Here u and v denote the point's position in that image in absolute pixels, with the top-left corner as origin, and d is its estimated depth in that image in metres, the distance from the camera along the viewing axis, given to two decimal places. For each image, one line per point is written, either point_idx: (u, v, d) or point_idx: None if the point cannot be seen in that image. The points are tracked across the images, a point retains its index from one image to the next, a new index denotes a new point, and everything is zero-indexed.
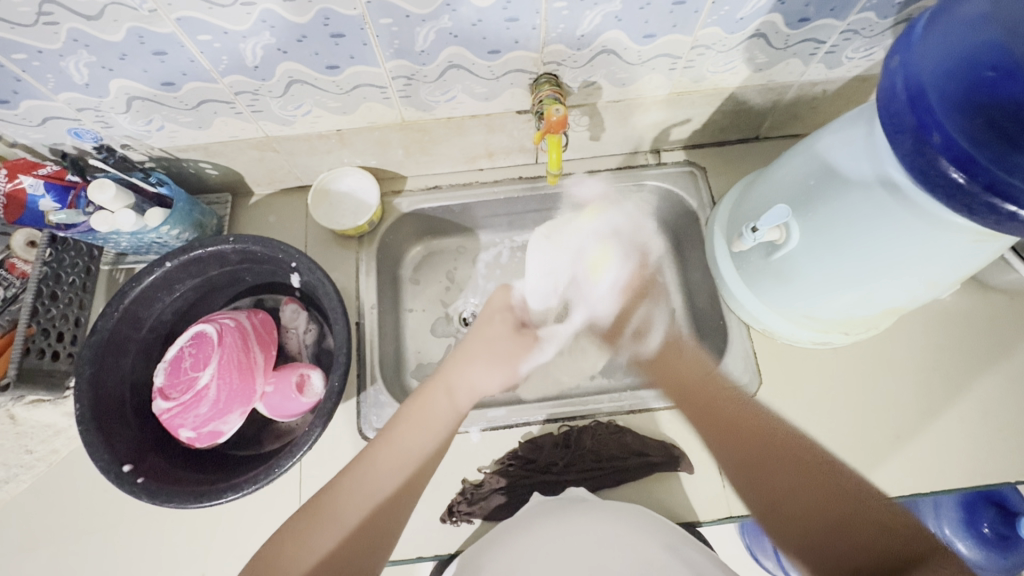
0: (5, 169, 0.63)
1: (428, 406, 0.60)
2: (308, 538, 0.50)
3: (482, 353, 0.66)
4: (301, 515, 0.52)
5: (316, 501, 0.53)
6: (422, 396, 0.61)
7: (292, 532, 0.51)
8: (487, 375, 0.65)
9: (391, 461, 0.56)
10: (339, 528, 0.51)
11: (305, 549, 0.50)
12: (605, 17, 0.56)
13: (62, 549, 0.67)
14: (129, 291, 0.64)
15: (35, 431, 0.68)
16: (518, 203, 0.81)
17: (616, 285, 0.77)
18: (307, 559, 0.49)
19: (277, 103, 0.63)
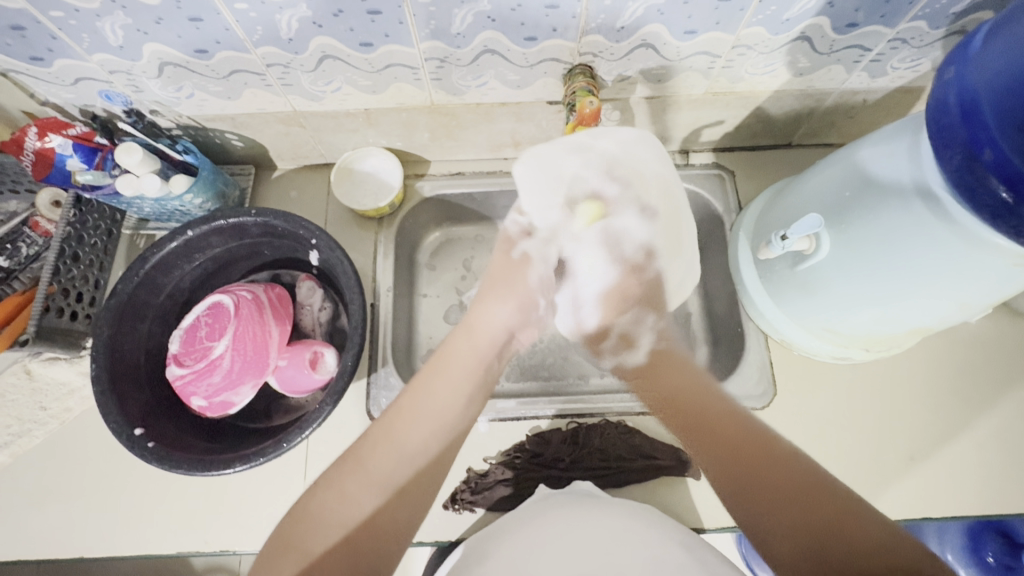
0: (36, 128, 0.63)
1: (457, 367, 0.58)
2: (342, 488, 0.48)
3: (493, 292, 0.65)
4: (332, 473, 0.49)
5: (349, 455, 0.51)
6: (449, 355, 0.59)
7: (327, 480, 0.49)
8: (503, 311, 0.64)
9: (421, 424, 0.53)
10: (370, 492, 0.49)
11: (338, 506, 0.47)
12: (648, 10, 0.55)
13: (69, 505, 0.68)
14: (150, 256, 0.65)
15: (51, 388, 0.70)
16: None
17: (603, 290, 0.70)
18: (347, 512, 0.47)
19: (308, 78, 0.63)
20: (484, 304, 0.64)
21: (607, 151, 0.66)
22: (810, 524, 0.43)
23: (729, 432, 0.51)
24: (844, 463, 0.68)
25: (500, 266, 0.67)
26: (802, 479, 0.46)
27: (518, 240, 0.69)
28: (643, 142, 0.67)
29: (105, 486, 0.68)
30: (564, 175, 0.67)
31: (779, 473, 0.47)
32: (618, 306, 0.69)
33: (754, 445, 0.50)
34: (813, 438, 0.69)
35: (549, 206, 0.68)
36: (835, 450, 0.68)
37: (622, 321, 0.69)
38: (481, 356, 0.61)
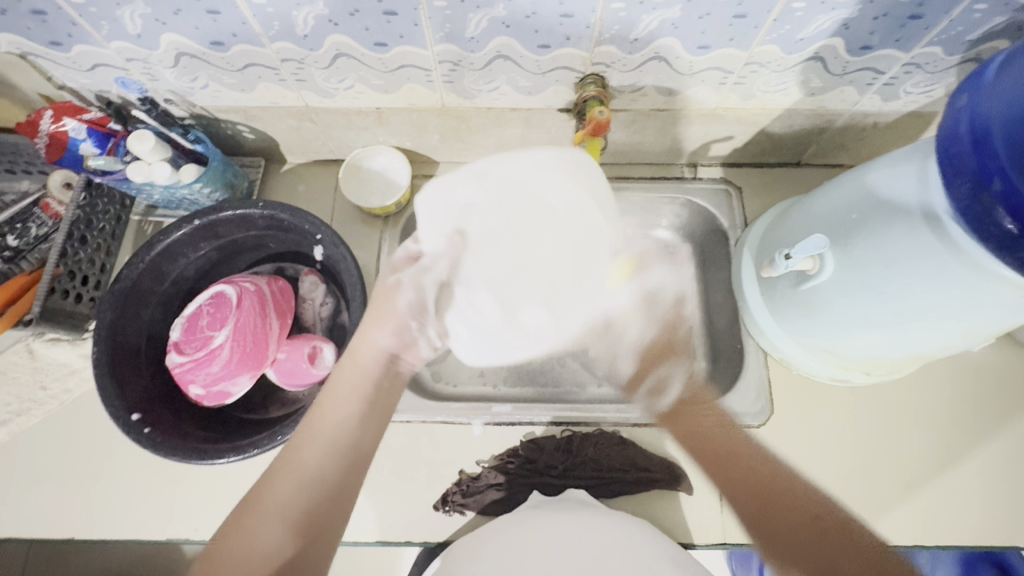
0: (51, 111, 0.64)
1: (346, 394, 0.55)
2: (246, 528, 0.47)
3: (375, 312, 0.61)
4: (235, 515, 0.48)
5: (252, 496, 0.49)
6: (341, 381, 0.56)
7: (235, 520, 0.48)
8: (381, 334, 0.59)
9: (312, 451, 0.51)
10: (276, 530, 0.47)
11: (242, 545, 0.46)
12: (662, 23, 0.55)
13: (65, 485, 0.68)
14: (157, 244, 0.65)
15: (51, 368, 0.70)
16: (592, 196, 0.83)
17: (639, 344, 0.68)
18: (249, 550, 0.45)
19: (321, 74, 0.63)
20: (366, 325, 0.60)
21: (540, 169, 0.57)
22: (801, 539, 0.48)
23: (726, 454, 0.56)
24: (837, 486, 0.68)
25: (381, 290, 0.62)
26: (799, 495, 0.51)
27: (411, 263, 0.63)
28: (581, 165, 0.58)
29: (99, 469, 0.69)
30: (461, 199, 0.60)
31: (779, 491, 0.52)
32: (655, 359, 0.66)
33: (744, 464, 0.55)
34: (808, 459, 0.69)
35: (440, 235, 0.61)
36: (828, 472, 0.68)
37: (655, 373, 0.66)
38: (368, 377, 0.57)
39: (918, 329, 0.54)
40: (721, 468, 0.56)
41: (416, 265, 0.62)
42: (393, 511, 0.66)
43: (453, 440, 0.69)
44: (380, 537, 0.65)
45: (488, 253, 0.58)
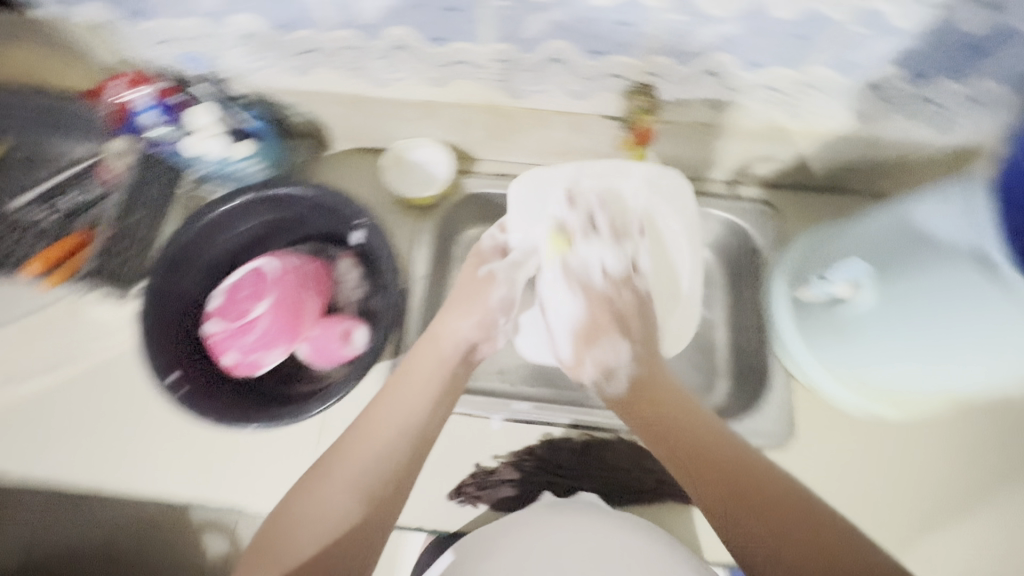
0: (124, 78, 0.68)
1: (416, 379, 0.65)
2: (317, 496, 0.56)
3: (456, 307, 0.72)
4: (305, 481, 0.57)
5: (327, 459, 0.59)
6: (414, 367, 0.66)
7: (302, 486, 0.57)
8: (464, 325, 0.71)
9: (381, 432, 0.60)
10: (350, 490, 0.56)
11: (314, 511, 0.55)
12: (718, 38, 0.55)
13: (92, 440, 0.70)
14: (208, 214, 0.70)
15: (94, 326, 0.73)
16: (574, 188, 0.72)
17: (574, 325, 0.72)
18: (319, 512, 0.55)
19: (378, 64, 0.65)
20: (446, 317, 0.71)
21: (631, 188, 0.72)
22: (762, 522, 0.54)
23: (705, 448, 0.59)
24: (856, 518, 0.66)
25: (466, 284, 0.74)
26: (763, 483, 0.56)
27: (500, 258, 0.74)
28: (656, 184, 0.72)
29: (128, 427, 0.71)
30: (558, 199, 0.72)
31: (747, 480, 0.56)
32: (589, 338, 0.71)
33: (720, 454, 0.59)
34: (827, 490, 0.67)
35: (529, 229, 0.72)
36: (846, 505, 0.67)
37: (596, 352, 0.71)
38: (438, 366, 0.67)
39: (952, 371, 0.54)
40: (700, 458, 0.59)
41: (512, 260, 0.74)
42: (406, 498, 0.67)
43: (471, 434, 0.70)
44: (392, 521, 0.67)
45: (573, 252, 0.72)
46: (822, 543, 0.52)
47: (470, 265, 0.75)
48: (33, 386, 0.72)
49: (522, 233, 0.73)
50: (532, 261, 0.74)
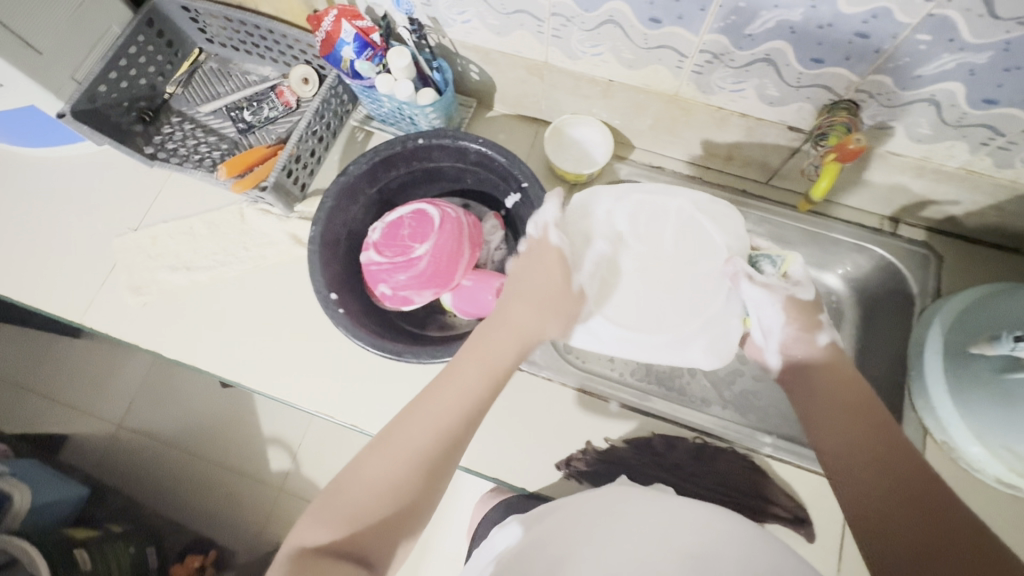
0: (336, 11, 0.71)
1: (478, 360, 0.55)
2: (376, 464, 0.49)
3: (539, 287, 0.59)
4: (369, 446, 0.50)
5: (388, 430, 0.51)
6: (479, 344, 0.56)
7: (363, 454, 0.50)
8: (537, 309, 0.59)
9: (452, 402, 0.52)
10: (403, 473, 0.48)
11: (369, 480, 0.48)
12: (958, 66, 0.53)
13: (239, 337, 0.76)
14: (382, 151, 0.71)
15: (258, 234, 0.79)
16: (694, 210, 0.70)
17: (796, 294, 0.63)
18: (376, 481, 0.48)
19: (580, 36, 0.65)
20: (518, 292, 0.59)
21: (679, 208, 0.70)
22: (903, 500, 0.47)
23: (831, 406, 0.56)
24: None
25: (532, 257, 0.62)
26: (906, 455, 0.50)
27: (536, 233, 0.63)
28: (711, 215, 0.69)
29: (271, 334, 0.76)
30: (606, 205, 0.69)
31: (861, 435, 0.52)
32: (811, 314, 0.63)
33: (844, 407, 0.55)
34: None
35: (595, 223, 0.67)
36: None
37: (815, 325, 0.63)
38: (505, 348, 0.56)
39: None
40: (829, 409, 0.56)
41: (583, 250, 0.65)
42: (514, 457, 0.70)
43: (587, 413, 0.71)
44: (496, 475, 0.70)
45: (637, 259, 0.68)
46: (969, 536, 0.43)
47: (545, 258, 0.61)
48: (196, 278, 0.78)
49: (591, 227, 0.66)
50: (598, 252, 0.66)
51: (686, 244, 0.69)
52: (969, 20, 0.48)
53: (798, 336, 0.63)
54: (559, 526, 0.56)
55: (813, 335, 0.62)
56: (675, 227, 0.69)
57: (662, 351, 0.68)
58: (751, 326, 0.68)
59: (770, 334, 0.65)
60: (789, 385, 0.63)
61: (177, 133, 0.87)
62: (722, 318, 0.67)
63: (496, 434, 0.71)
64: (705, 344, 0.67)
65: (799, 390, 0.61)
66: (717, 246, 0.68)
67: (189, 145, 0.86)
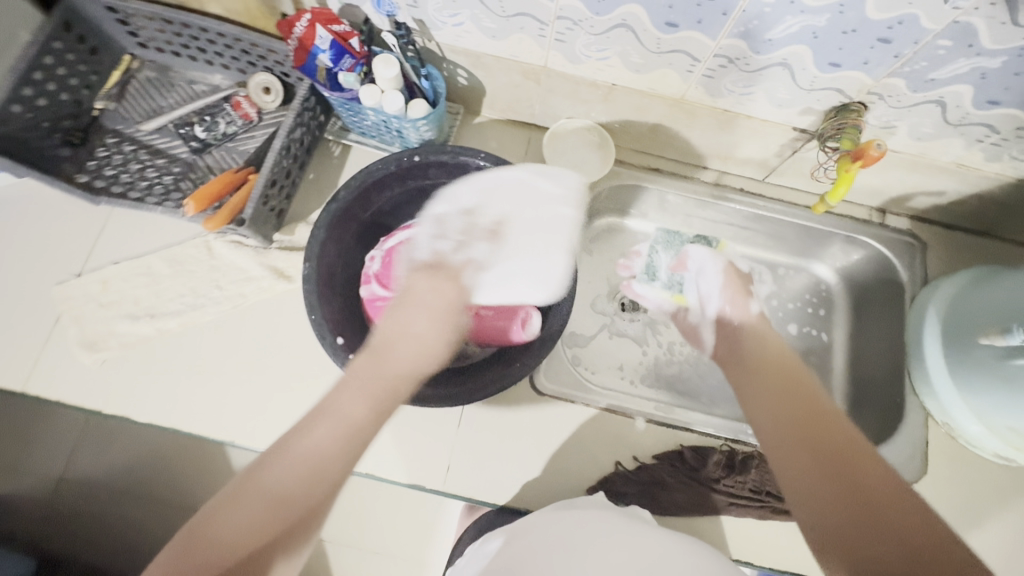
0: (309, 14, 0.62)
1: (362, 396, 0.52)
2: (240, 507, 0.45)
3: (418, 312, 0.60)
4: (237, 488, 0.46)
5: (258, 467, 0.48)
6: (366, 379, 0.53)
7: (223, 500, 0.46)
8: (417, 324, 0.59)
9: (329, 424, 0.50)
10: (266, 510, 0.45)
11: (231, 527, 0.44)
12: (971, 70, 0.53)
13: (221, 390, 0.67)
14: (375, 171, 0.64)
15: (232, 270, 0.70)
16: (536, 173, 0.68)
17: (723, 268, 0.77)
18: (238, 530, 0.44)
19: (586, 40, 0.61)
20: (394, 328, 0.58)
21: (514, 178, 0.66)
22: (823, 470, 0.50)
23: (769, 388, 0.60)
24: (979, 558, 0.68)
25: (419, 287, 0.63)
26: (835, 434, 0.53)
27: (456, 259, 0.67)
28: (540, 171, 0.68)
29: (261, 381, 0.67)
30: (463, 193, 0.66)
31: (788, 412, 0.57)
32: (743, 287, 0.75)
33: (779, 388, 0.60)
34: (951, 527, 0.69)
35: (459, 208, 0.66)
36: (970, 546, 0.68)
37: (749, 294, 0.75)
38: (390, 381, 0.54)
39: None
40: (766, 387, 0.61)
41: (461, 245, 0.67)
42: (544, 487, 0.67)
43: (614, 431, 0.70)
44: (528, 507, 0.67)
45: (490, 231, 0.68)
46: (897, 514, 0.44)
47: (429, 279, 0.64)
48: (164, 326, 0.68)
49: (449, 214, 0.66)
50: (466, 236, 0.67)
51: (514, 206, 0.67)
52: (992, 27, 0.48)
53: (731, 303, 0.74)
54: (546, 538, 0.58)
55: (746, 302, 0.73)
56: (509, 192, 0.67)
57: (494, 292, 0.67)
58: (686, 302, 0.83)
59: (712, 303, 0.76)
60: (723, 354, 0.71)
61: (115, 156, 0.74)
62: (539, 255, 0.67)
63: (522, 463, 0.68)
64: (524, 275, 0.67)
65: (733, 362, 0.68)
66: (546, 200, 0.69)
67: (133, 170, 0.74)
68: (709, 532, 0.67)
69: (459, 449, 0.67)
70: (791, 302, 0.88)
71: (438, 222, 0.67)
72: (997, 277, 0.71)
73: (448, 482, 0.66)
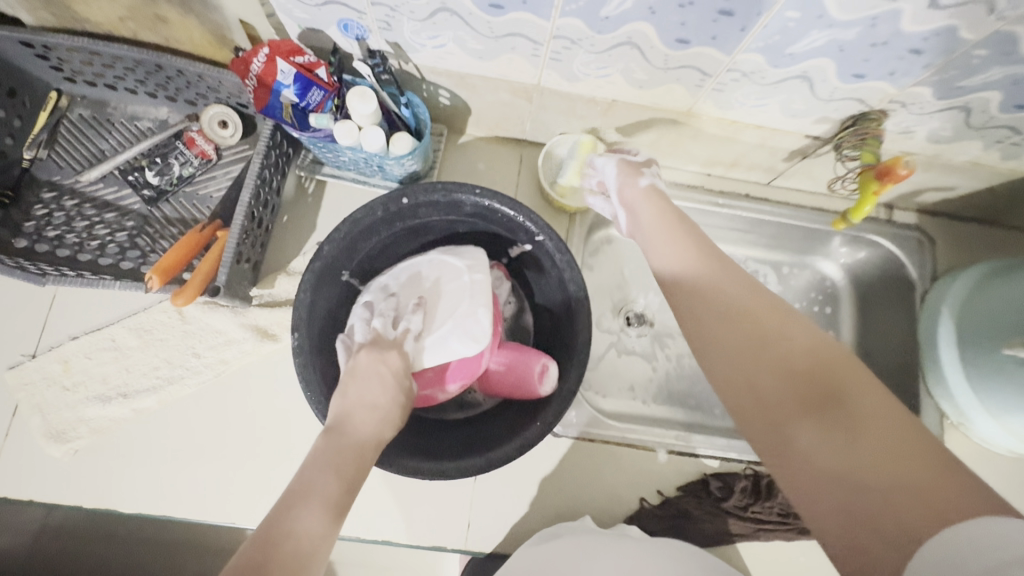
0: (266, 47, 0.54)
1: (328, 471, 0.40)
2: None
3: (374, 370, 0.49)
4: None
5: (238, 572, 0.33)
6: (327, 454, 0.41)
7: None
8: (371, 387, 0.47)
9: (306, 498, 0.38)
10: None
11: None
12: (1004, 77, 0.50)
13: (208, 469, 0.61)
14: (360, 220, 0.56)
15: (209, 335, 0.64)
16: (444, 252, 0.61)
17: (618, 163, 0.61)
18: None
19: (586, 58, 0.55)
20: (349, 398, 0.46)
21: (434, 260, 0.60)
22: (772, 401, 0.37)
23: (702, 315, 0.43)
24: None
25: (360, 360, 0.50)
26: (790, 359, 0.37)
27: (393, 331, 0.54)
28: (453, 250, 0.61)
29: (255, 456, 0.61)
30: (382, 284, 0.59)
31: (711, 319, 0.42)
32: (632, 172, 0.59)
33: (702, 298, 0.44)
34: None
35: (381, 296, 0.58)
36: None
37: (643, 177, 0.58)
38: (364, 451, 0.43)
39: None
40: (682, 286, 0.46)
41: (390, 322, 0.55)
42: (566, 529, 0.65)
43: (636, 465, 0.68)
44: None
45: (424, 303, 0.57)
46: (889, 450, 0.31)
47: (367, 359, 0.50)
48: (141, 406, 0.61)
49: (372, 303, 0.58)
50: (400, 314, 0.56)
51: (441, 278, 0.59)
52: None
53: (625, 192, 0.58)
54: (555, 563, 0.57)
55: (634, 183, 0.58)
56: (430, 269, 0.60)
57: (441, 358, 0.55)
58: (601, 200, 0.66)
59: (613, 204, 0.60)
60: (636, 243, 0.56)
61: (55, 215, 0.65)
62: (472, 309, 0.56)
63: (543, 507, 0.66)
64: (458, 331, 0.55)
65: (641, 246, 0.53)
66: (458, 269, 0.59)
67: (78, 228, 0.65)
68: (737, 560, 0.66)
69: (477, 503, 0.65)
70: (797, 300, 0.84)
71: (365, 310, 0.57)
72: (1007, 278, 0.69)
73: (469, 540, 0.64)
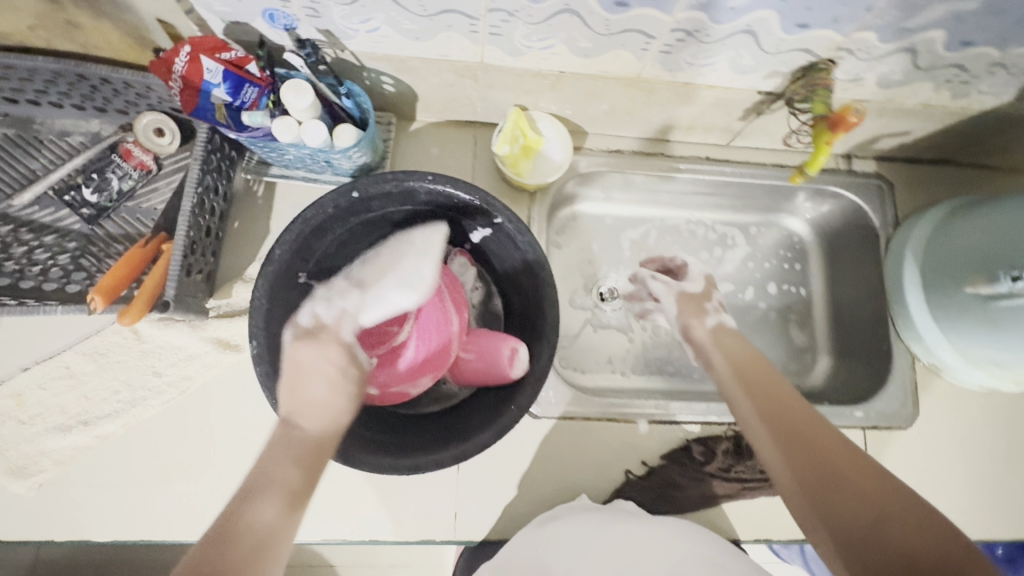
0: (188, 45, 0.51)
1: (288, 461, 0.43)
2: None
3: (322, 361, 0.51)
4: None
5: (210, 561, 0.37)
6: (284, 448, 0.44)
7: None
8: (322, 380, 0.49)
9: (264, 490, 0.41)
10: None
11: None
12: (945, 15, 0.49)
13: (182, 490, 0.59)
14: (310, 217, 0.54)
15: (168, 352, 0.61)
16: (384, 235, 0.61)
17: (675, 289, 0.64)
18: None
19: (525, 30, 0.53)
20: (297, 393, 0.48)
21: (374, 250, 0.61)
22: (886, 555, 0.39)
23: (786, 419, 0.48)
24: (975, 485, 0.71)
25: (303, 355, 0.51)
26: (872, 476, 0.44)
27: (330, 313, 0.55)
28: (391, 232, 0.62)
29: (230, 471, 0.60)
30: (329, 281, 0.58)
31: (802, 426, 0.47)
32: (696, 306, 0.62)
33: (788, 407, 0.49)
34: (949, 460, 0.71)
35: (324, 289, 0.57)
36: (972, 478, 0.71)
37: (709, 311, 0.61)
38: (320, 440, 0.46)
39: None
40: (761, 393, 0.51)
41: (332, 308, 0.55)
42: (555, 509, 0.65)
43: (619, 438, 0.68)
44: None
45: (365, 280, 0.57)
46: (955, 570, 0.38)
47: (309, 346, 0.51)
48: (103, 432, 0.59)
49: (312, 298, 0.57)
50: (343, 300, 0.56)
51: (381, 259, 0.59)
52: None
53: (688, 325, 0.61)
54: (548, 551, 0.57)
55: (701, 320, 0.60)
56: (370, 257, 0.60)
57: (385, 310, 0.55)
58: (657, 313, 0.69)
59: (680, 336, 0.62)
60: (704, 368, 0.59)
61: None
62: (409, 264, 0.57)
63: (530, 490, 0.65)
64: (396, 282, 0.56)
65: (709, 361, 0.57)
66: (395, 240, 0.60)
67: (16, 255, 0.62)
68: (726, 520, 0.66)
69: (463, 492, 0.64)
70: (767, 259, 0.83)
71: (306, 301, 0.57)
72: (968, 214, 0.69)
73: (458, 530, 0.64)
